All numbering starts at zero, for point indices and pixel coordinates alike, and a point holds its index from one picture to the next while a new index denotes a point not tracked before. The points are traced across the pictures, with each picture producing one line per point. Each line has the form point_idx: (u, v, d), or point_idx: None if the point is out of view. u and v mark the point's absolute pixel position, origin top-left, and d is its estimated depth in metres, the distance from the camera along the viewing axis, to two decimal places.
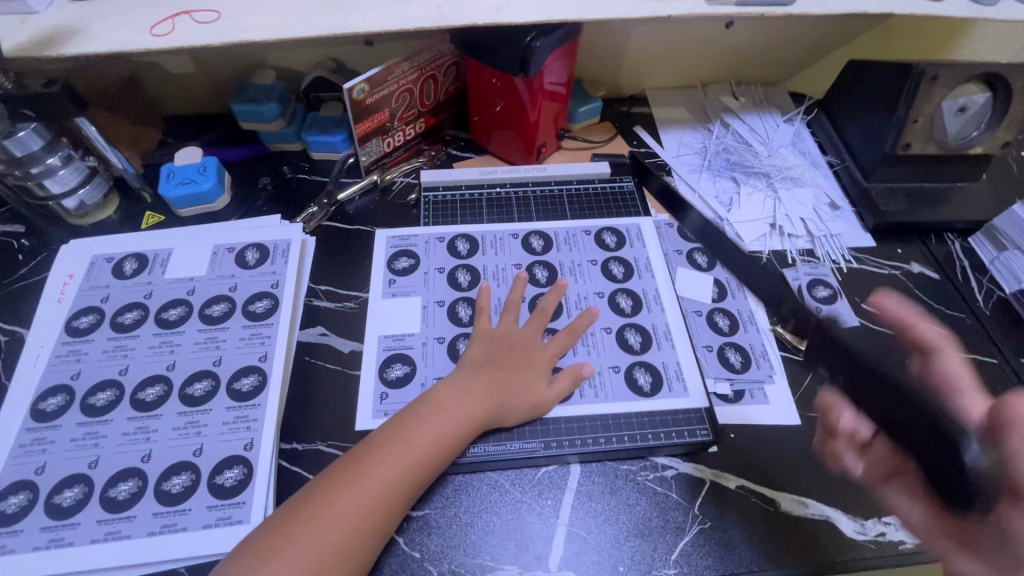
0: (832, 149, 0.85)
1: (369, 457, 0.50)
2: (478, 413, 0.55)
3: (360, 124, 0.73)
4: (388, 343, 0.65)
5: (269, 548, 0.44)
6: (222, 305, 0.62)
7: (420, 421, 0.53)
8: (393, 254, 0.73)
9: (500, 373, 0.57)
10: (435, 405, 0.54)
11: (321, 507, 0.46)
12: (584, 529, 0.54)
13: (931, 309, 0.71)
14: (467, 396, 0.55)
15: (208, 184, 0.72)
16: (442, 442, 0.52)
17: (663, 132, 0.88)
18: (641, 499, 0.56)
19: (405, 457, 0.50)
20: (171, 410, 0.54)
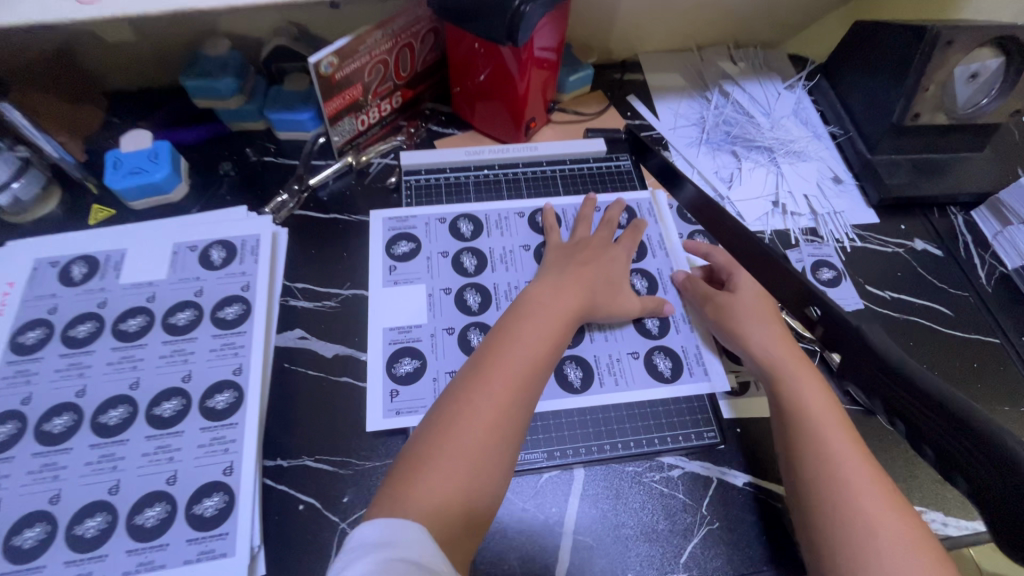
0: (835, 118, 0.81)
1: (464, 394, 0.48)
2: (560, 325, 0.54)
3: (329, 101, 0.66)
4: (394, 337, 0.60)
5: (396, 494, 0.43)
6: (187, 312, 0.56)
7: (518, 324, 0.53)
8: (392, 237, 0.67)
9: (576, 283, 0.58)
10: (528, 309, 0.55)
11: (460, 412, 0.47)
12: (590, 536, 0.52)
13: (935, 289, 0.69)
14: (559, 296, 0.56)
15: (162, 173, 0.64)
16: (550, 334, 0.53)
17: (658, 102, 0.82)
18: (647, 501, 0.54)
19: (519, 354, 0.51)
20: (138, 434, 0.50)
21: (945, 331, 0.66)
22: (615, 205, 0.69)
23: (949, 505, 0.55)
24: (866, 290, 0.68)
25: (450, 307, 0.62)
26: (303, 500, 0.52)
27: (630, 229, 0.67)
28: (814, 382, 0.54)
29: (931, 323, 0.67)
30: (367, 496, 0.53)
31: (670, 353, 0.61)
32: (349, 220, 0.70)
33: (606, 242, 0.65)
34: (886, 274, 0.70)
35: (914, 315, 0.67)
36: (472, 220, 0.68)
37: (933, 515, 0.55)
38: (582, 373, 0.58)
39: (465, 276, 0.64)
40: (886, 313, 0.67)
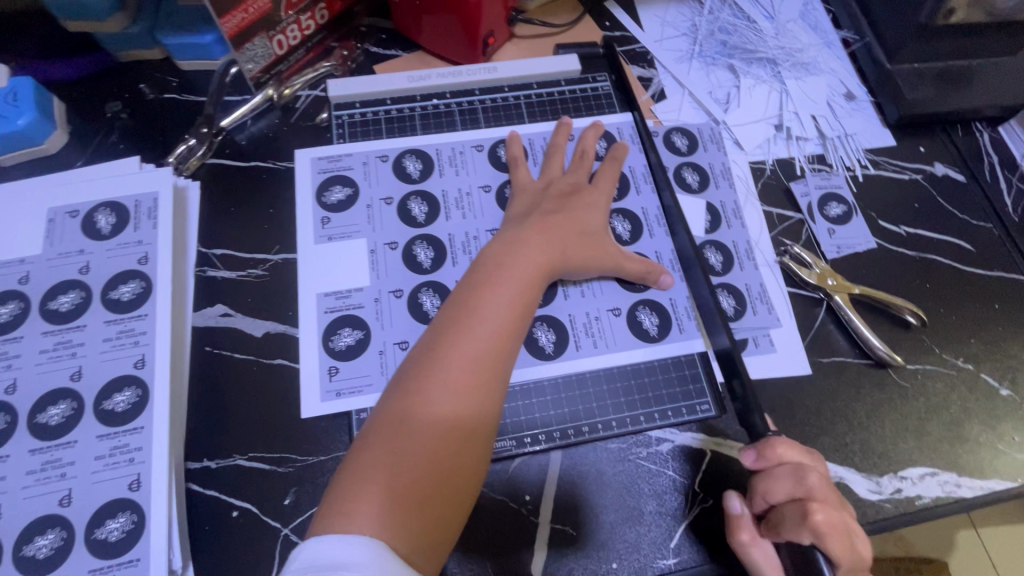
0: (848, 21, 0.69)
1: (424, 377, 0.40)
2: (534, 281, 0.46)
3: (227, 17, 0.52)
4: (331, 304, 0.51)
5: (345, 503, 0.36)
6: (72, 295, 0.46)
7: (476, 297, 0.43)
8: (324, 182, 0.56)
9: (545, 232, 0.48)
10: (489, 276, 0.45)
11: (400, 421, 0.39)
12: (569, 519, 0.46)
13: (956, 220, 0.61)
14: (522, 256, 0.46)
15: (25, 119, 0.52)
16: (513, 310, 0.43)
17: (642, 8, 0.69)
18: (631, 476, 0.47)
19: (472, 339, 0.41)
20: (20, 448, 0.41)
21: (966, 269, 0.58)
22: (591, 130, 0.58)
23: (962, 465, 0.50)
24: (879, 225, 0.60)
25: (398, 276, 0.52)
26: (238, 506, 0.45)
27: (609, 161, 0.56)
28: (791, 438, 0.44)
29: (951, 260, 0.59)
30: (315, 495, 0.46)
31: (659, 308, 0.53)
32: (274, 167, 0.58)
33: (580, 183, 0.54)
34: (902, 205, 0.61)
35: (933, 252, 0.59)
36: (413, 161, 0.57)
37: (946, 477, 0.50)
38: (555, 336, 0.50)
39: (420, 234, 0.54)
40: (902, 252, 0.59)
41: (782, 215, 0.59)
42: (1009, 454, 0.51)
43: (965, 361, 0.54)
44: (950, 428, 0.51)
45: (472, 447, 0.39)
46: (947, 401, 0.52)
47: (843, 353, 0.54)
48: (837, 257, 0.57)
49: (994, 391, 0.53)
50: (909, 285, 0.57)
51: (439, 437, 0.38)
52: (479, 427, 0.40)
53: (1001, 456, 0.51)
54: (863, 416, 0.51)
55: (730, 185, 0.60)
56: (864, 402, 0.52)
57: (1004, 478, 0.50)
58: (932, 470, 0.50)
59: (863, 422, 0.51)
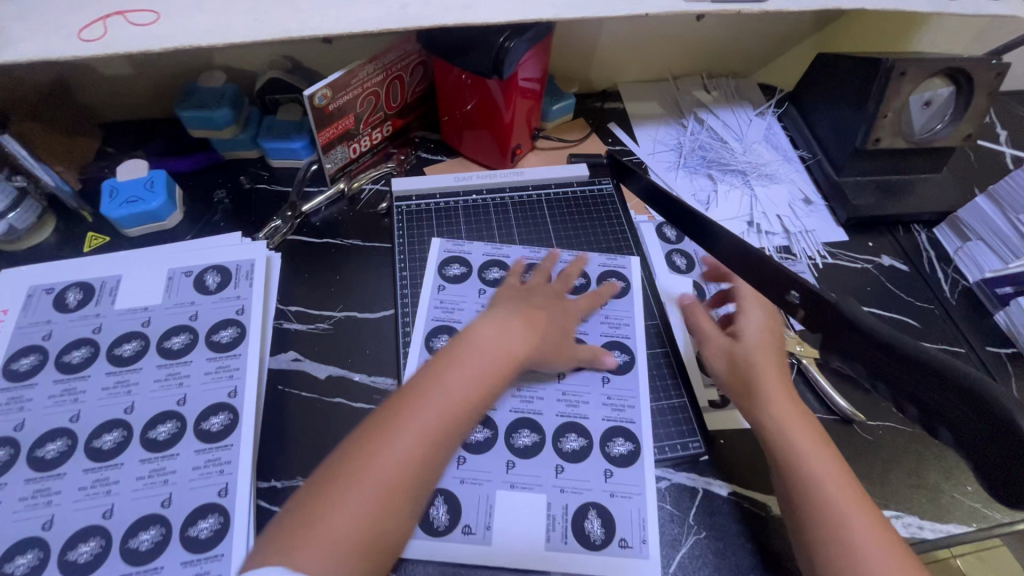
0: (803, 143, 0.86)
1: (383, 434, 0.46)
2: (501, 368, 0.52)
3: (323, 130, 0.67)
4: (437, 314, 0.65)
5: (290, 543, 0.41)
6: (183, 336, 0.57)
7: (444, 377, 0.50)
8: (446, 259, 0.69)
9: (527, 322, 0.56)
10: (455, 358, 0.52)
11: (349, 474, 0.44)
12: (594, 545, 0.52)
13: (902, 302, 0.73)
14: (499, 343, 0.53)
15: (157, 202, 0.66)
16: (472, 395, 0.50)
17: (638, 129, 0.87)
18: (651, 509, 0.54)
19: (433, 412, 0.48)
20: (133, 458, 0.50)
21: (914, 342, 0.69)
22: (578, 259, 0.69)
23: (924, 509, 0.58)
24: None
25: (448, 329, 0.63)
26: None
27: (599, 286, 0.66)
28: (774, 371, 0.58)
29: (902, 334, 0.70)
30: None
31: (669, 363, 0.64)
32: (341, 243, 0.72)
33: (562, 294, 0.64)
34: (856, 289, 0.74)
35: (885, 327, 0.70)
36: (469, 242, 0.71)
37: (909, 520, 0.57)
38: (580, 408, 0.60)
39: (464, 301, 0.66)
40: None
41: None
42: (963, 502, 0.58)
43: None
44: (911, 477, 0.59)
45: (403, 512, 0.45)
46: (907, 452, 0.61)
47: (813, 408, 0.63)
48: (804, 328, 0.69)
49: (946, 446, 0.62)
50: None
51: (379, 496, 0.44)
52: (415, 494, 0.46)
53: (957, 503, 0.58)
54: None
55: (712, 268, 0.72)
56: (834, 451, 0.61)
57: (960, 522, 0.57)
58: (897, 513, 0.57)
59: None
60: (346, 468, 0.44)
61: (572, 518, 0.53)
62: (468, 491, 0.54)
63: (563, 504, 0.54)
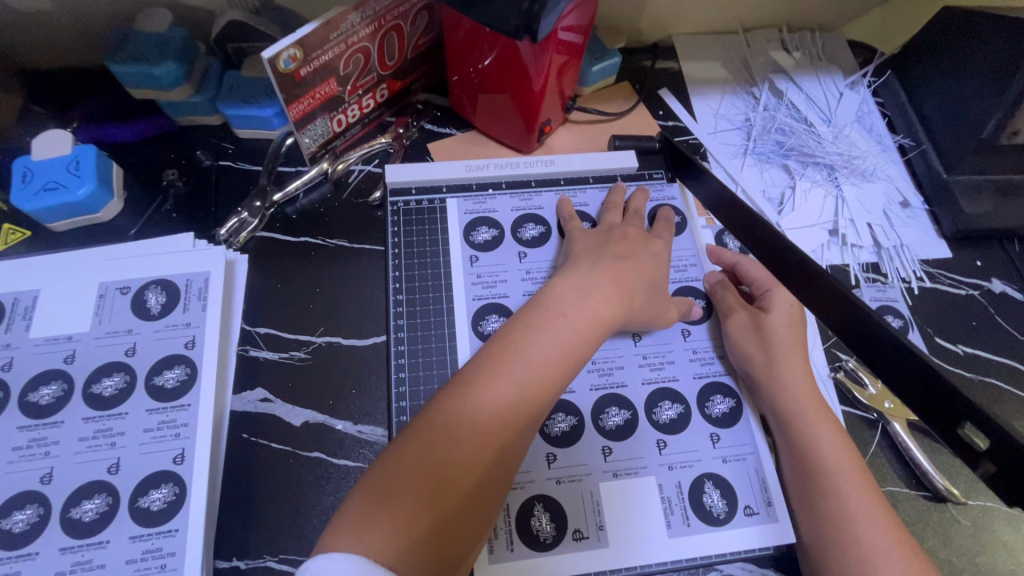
0: (904, 126, 0.69)
1: (457, 401, 0.40)
2: (591, 334, 0.44)
3: (295, 103, 0.52)
4: (477, 291, 0.55)
5: (357, 523, 0.35)
6: (116, 378, 0.45)
7: (527, 338, 0.42)
8: (470, 222, 0.58)
9: (615, 278, 0.47)
10: (541, 316, 0.44)
11: (426, 446, 0.38)
12: (718, 519, 0.44)
13: (1014, 342, 0.59)
14: (587, 302, 0.45)
15: (85, 189, 0.52)
16: (561, 358, 0.42)
17: (696, 99, 0.69)
18: (772, 469, 0.46)
19: (518, 378, 0.41)
20: (51, 545, 0.39)
21: None
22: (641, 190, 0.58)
23: None
24: (936, 342, 0.58)
25: (495, 307, 0.54)
26: None
27: (662, 220, 0.56)
28: (796, 352, 0.49)
29: (1012, 386, 0.57)
30: None
31: (730, 391, 0.49)
32: (323, 244, 0.58)
33: (644, 233, 0.54)
34: (959, 322, 0.59)
35: (992, 375, 0.57)
36: (492, 196, 0.59)
37: None
38: (626, 417, 0.46)
39: (476, 335, 0.53)
40: (960, 373, 0.57)
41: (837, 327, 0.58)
42: None
43: None
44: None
45: (490, 485, 0.39)
46: (1012, 544, 0.50)
47: (898, 482, 0.51)
48: None
49: None
50: None
51: (463, 469, 0.38)
52: (504, 465, 0.40)
53: None
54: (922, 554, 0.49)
55: None
56: (921, 538, 0.49)
57: None
58: None
59: None
60: (421, 439, 0.38)
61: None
62: (567, 490, 0.43)
63: (676, 483, 0.44)
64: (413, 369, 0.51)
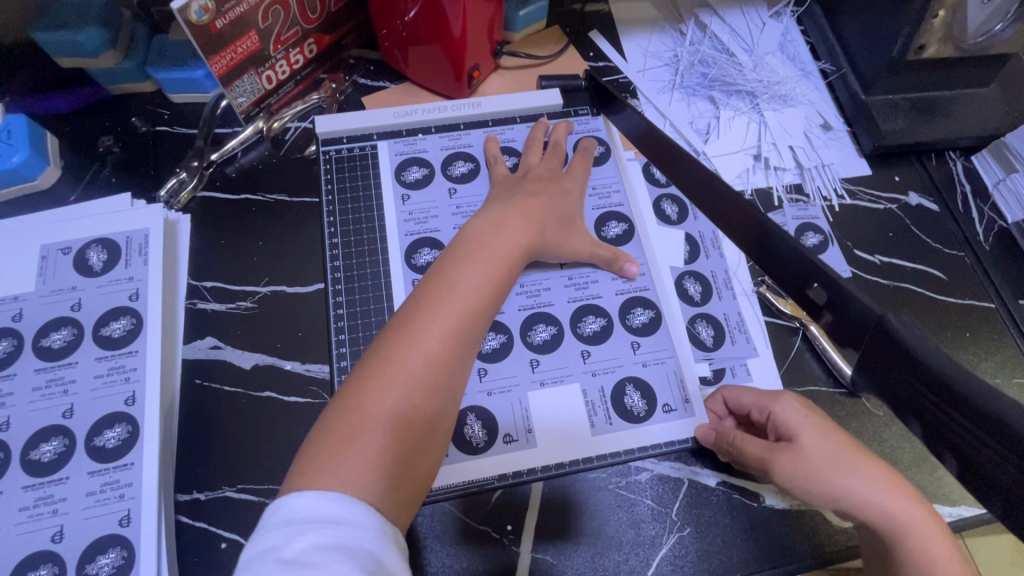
0: (826, 52, 0.71)
1: (398, 338, 0.41)
2: (510, 262, 0.47)
3: (216, 58, 0.53)
4: (410, 228, 0.57)
5: (318, 463, 0.37)
6: (64, 331, 0.47)
7: (455, 273, 0.45)
8: (401, 163, 0.60)
9: (527, 212, 0.50)
10: (467, 252, 0.46)
11: (375, 382, 0.40)
12: (638, 417, 0.51)
13: (929, 249, 0.62)
14: (507, 233, 0.48)
15: (19, 157, 0.53)
16: (491, 285, 0.45)
17: (625, 39, 0.71)
18: (687, 368, 0.53)
19: (454, 307, 0.43)
20: (14, 485, 0.42)
21: (937, 297, 0.60)
22: (562, 124, 0.61)
23: (932, 492, 0.51)
24: (855, 255, 0.61)
25: (426, 242, 0.57)
26: (226, 537, 0.46)
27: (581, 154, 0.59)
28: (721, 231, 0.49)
29: (924, 289, 0.60)
30: None
31: (649, 305, 0.55)
32: (263, 200, 0.59)
33: (556, 171, 0.56)
34: (877, 235, 0.63)
35: (906, 281, 0.60)
36: (422, 138, 0.61)
37: None
38: (550, 332, 0.53)
39: (410, 268, 0.56)
40: (876, 281, 0.60)
41: None
42: None
43: None
44: (922, 457, 0.53)
45: (441, 408, 0.42)
46: None
47: (818, 382, 0.55)
48: None
49: None
50: None
51: (414, 396, 0.40)
52: (452, 387, 0.43)
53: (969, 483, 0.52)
54: None
55: None
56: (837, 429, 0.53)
57: (975, 505, 0.51)
58: None
59: None
60: (370, 379, 0.40)
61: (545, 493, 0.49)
62: (498, 400, 0.50)
63: (598, 387, 0.51)
64: (351, 306, 0.54)
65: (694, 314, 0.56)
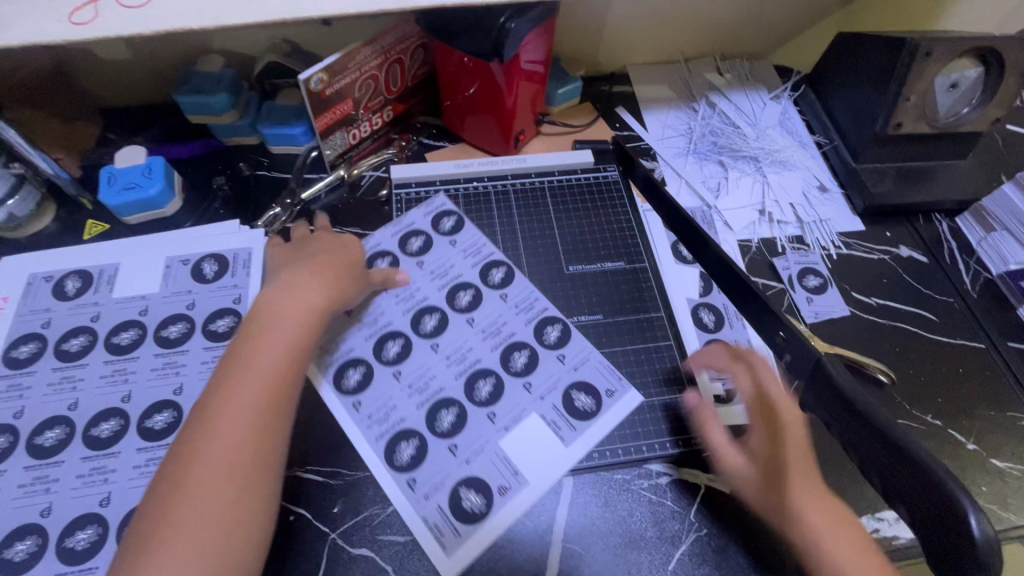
0: (820, 128, 0.83)
1: (209, 415, 0.43)
2: (310, 321, 0.51)
3: (319, 117, 0.66)
4: (473, 257, 0.67)
5: (157, 528, 0.39)
6: (180, 325, 0.57)
7: (243, 353, 0.47)
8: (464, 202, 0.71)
9: (318, 282, 0.54)
10: (259, 331, 0.49)
11: (191, 459, 0.42)
12: (588, 413, 0.57)
13: (921, 295, 0.70)
14: (298, 317, 0.51)
15: (157, 188, 0.65)
16: (277, 368, 0.47)
17: (647, 113, 0.84)
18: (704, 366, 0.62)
19: (244, 389, 0.45)
20: (130, 446, 0.50)
21: (930, 336, 0.66)
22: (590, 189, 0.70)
23: None
24: (853, 296, 0.69)
25: (493, 263, 0.66)
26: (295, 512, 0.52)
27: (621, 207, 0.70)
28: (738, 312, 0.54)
29: (918, 328, 0.67)
30: (358, 505, 0.53)
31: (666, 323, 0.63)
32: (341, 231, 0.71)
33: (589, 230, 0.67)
34: (873, 281, 0.71)
35: (900, 320, 0.68)
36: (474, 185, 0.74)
37: None
38: (561, 332, 0.61)
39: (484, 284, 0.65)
40: (872, 319, 0.67)
41: (767, 285, 0.69)
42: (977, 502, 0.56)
43: (934, 418, 0.61)
44: None
45: (253, 491, 0.42)
46: None
47: None
48: (815, 321, 0.66)
49: (961, 445, 0.59)
50: (880, 350, 0.65)
51: (222, 477, 0.41)
52: (261, 471, 0.43)
53: None
54: (842, 460, 0.58)
55: None
56: None
57: None
58: None
59: (842, 466, 0.57)
60: (188, 453, 0.42)
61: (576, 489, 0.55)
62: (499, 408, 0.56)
63: (550, 406, 0.57)
64: None
65: (709, 339, 0.63)
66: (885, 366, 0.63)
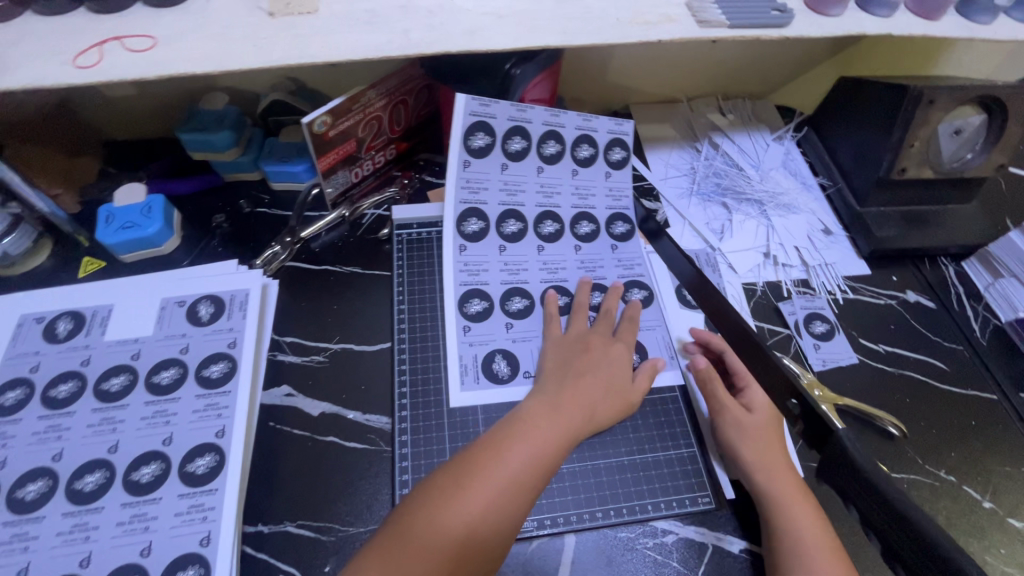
0: (823, 169, 0.82)
1: (480, 476, 0.45)
2: (573, 428, 0.52)
3: (322, 158, 0.66)
4: (463, 278, 0.65)
5: None
6: (172, 371, 0.55)
7: (508, 440, 0.49)
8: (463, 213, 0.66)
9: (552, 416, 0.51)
10: (524, 425, 0.50)
11: (422, 526, 0.43)
12: None
13: (929, 342, 0.69)
14: (555, 417, 0.51)
15: (154, 228, 0.65)
16: (535, 462, 0.48)
17: (649, 152, 0.84)
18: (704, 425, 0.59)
19: (516, 463, 0.47)
20: (114, 502, 0.48)
21: (941, 386, 0.65)
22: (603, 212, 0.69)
23: None
24: (860, 343, 0.68)
25: (477, 293, 0.64)
26: (283, 570, 0.50)
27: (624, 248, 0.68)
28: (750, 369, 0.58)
29: (929, 377, 0.66)
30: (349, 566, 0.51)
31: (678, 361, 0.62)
32: (340, 271, 0.70)
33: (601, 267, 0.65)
34: (880, 327, 0.70)
35: (909, 368, 0.66)
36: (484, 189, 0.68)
37: None
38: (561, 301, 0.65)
39: (462, 314, 0.63)
40: (880, 367, 0.66)
41: (772, 330, 0.68)
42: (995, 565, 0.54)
43: (948, 473, 0.59)
44: None
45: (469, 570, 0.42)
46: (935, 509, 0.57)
47: None
48: (822, 369, 0.65)
49: (977, 503, 0.57)
50: (889, 400, 0.63)
51: (443, 551, 0.42)
52: (485, 551, 0.44)
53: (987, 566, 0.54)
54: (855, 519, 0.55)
55: None
56: None
57: None
58: None
59: (854, 525, 0.55)
60: (400, 525, 0.43)
61: (580, 548, 0.52)
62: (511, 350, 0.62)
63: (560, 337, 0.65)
64: (413, 362, 0.62)
65: None
66: (896, 417, 0.62)
